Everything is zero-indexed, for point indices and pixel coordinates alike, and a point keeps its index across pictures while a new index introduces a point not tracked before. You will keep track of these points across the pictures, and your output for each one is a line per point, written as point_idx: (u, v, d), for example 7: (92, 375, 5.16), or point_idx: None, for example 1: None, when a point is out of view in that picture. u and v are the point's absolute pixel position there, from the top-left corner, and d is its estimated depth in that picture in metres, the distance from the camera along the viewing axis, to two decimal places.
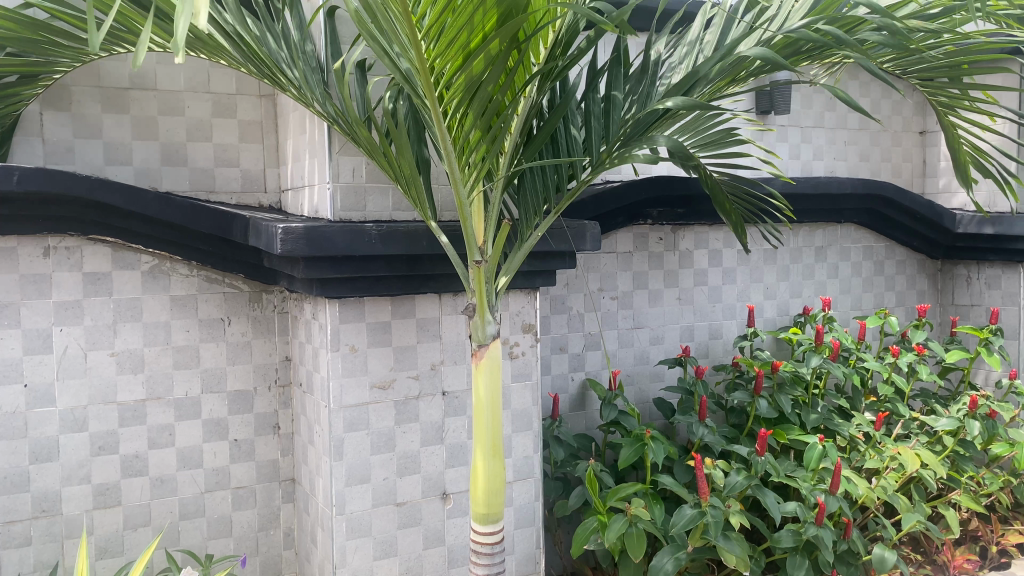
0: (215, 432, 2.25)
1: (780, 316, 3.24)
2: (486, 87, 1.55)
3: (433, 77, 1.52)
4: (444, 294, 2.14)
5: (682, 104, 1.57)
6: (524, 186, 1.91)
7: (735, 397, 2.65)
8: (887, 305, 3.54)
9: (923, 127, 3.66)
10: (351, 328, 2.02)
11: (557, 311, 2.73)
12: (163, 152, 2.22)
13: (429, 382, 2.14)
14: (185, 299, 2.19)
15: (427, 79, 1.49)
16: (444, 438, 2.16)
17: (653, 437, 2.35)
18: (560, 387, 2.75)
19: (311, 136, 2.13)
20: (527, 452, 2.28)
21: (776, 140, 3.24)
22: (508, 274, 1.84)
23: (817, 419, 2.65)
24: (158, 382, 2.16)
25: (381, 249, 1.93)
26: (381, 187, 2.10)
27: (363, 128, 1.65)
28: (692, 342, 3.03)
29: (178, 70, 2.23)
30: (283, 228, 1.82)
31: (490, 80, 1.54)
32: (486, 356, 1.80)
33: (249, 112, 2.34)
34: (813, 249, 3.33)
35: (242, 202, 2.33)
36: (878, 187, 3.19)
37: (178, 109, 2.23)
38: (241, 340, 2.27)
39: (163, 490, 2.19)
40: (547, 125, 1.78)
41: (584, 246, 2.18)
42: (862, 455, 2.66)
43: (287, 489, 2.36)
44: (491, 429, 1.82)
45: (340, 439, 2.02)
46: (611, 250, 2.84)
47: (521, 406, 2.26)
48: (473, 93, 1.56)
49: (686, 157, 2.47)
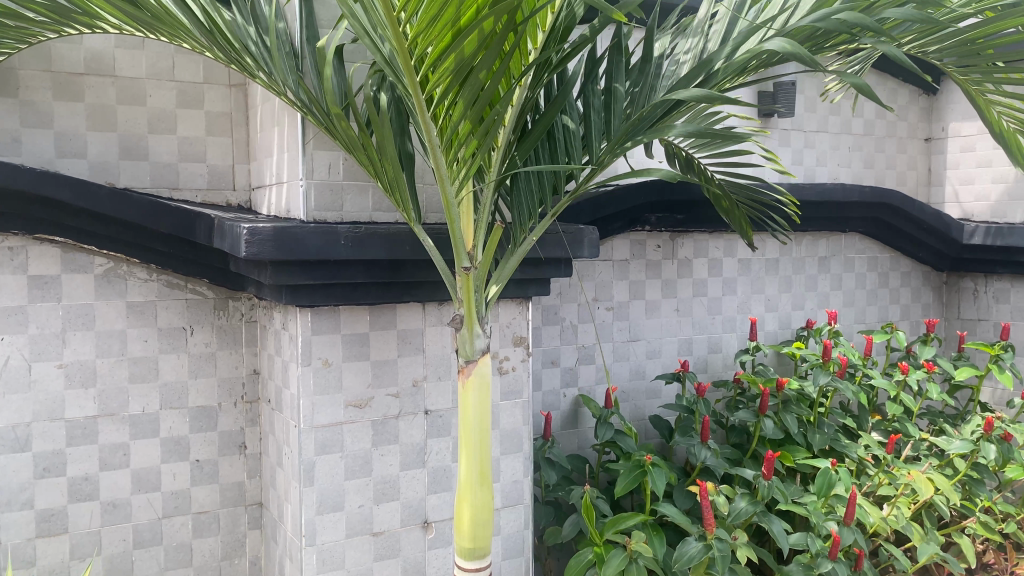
0: (174, 452, 2.05)
1: (782, 329, 3.08)
2: (478, 73, 1.39)
3: (417, 56, 1.35)
4: (428, 304, 1.96)
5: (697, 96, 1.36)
6: (518, 187, 1.70)
7: (740, 416, 2.46)
8: (890, 319, 3.39)
9: (928, 133, 3.52)
10: (323, 340, 1.83)
11: (549, 322, 2.54)
12: (121, 144, 2.02)
13: (410, 401, 1.95)
14: (143, 306, 1.99)
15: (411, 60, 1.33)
16: (426, 461, 1.98)
17: (652, 462, 2.16)
18: (552, 403, 2.56)
19: (284, 127, 1.95)
20: (516, 476, 2.09)
21: (778, 144, 3.08)
22: (499, 282, 1.66)
23: (824, 440, 2.48)
24: (111, 398, 1.96)
25: (359, 254, 1.74)
26: (359, 185, 1.92)
27: (339, 118, 1.48)
28: (691, 356, 2.86)
29: (139, 55, 2.04)
30: (249, 229, 1.63)
31: (483, 65, 1.37)
32: (473, 373, 1.63)
33: (217, 103, 2.15)
34: (816, 259, 3.17)
35: (208, 200, 2.14)
36: (886, 195, 3.03)
37: (139, 98, 2.04)
38: (205, 351, 2.08)
39: (115, 516, 1.98)
40: (545, 120, 1.59)
41: (581, 252, 2.01)
42: (871, 479, 2.50)
43: (254, 514, 2.16)
44: (479, 457, 1.64)
45: (310, 462, 1.83)
46: (607, 257, 2.66)
47: (511, 426, 2.08)
48: (463, 79, 1.40)
49: (687, 157, 2.31)
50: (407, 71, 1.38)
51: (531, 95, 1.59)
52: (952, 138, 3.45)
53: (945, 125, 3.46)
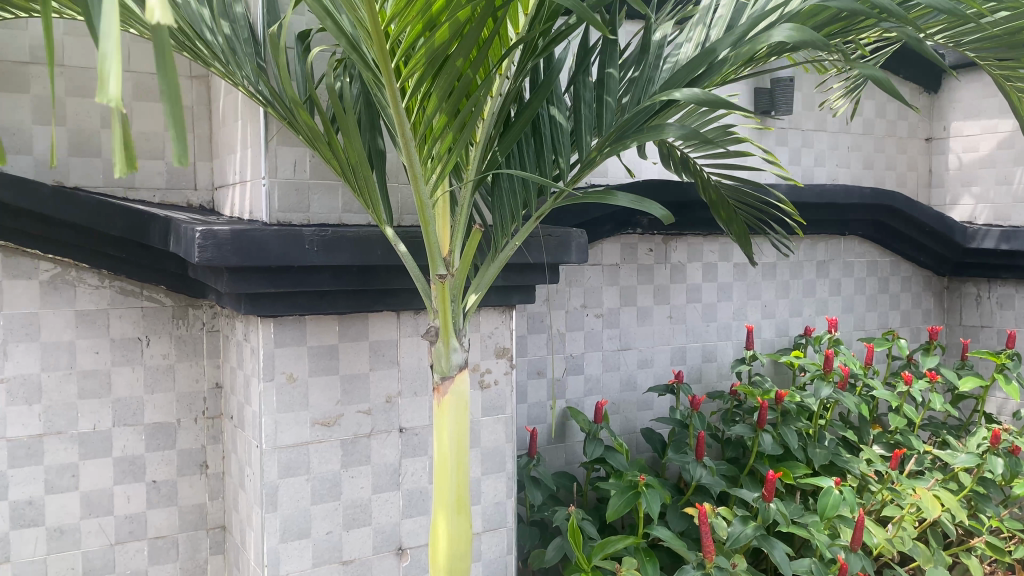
0: (128, 473, 1.89)
1: (779, 336, 2.94)
2: (454, 61, 1.26)
3: (388, 42, 1.22)
4: (403, 313, 1.82)
5: (694, 98, 1.24)
6: (500, 186, 1.55)
7: (735, 430, 2.32)
8: (890, 326, 3.26)
9: (929, 133, 3.40)
10: (287, 354, 1.69)
11: (534, 330, 2.40)
12: (71, 140, 1.86)
13: (383, 418, 1.80)
14: (94, 315, 1.84)
15: (382, 47, 1.20)
16: (400, 483, 1.83)
17: (646, 482, 2.01)
18: (537, 417, 2.42)
19: (246, 121, 1.80)
20: (498, 498, 1.95)
21: (775, 142, 2.95)
22: (478, 291, 1.52)
23: (825, 456, 2.34)
24: (58, 415, 1.80)
25: (325, 260, 1.59)
26: (327, 184, 1.77)
27: (302, 111, 1.35)
28: (684, 366, 2.72)
29: (91, 44, 1.88)
30: (202, 232, 1.48)
31: (460, 52, 1.24)
32: (449, 391, 1.49)
33: (177, 95, 1.98)
34: (815, 264, 3.04)
35: (167, 200, 1.98)
36: (887, 196, 2.91)
37: (90, 90, 1.88)
38: (162, 364, 1.92)
39: (63, 543, 1.83)
40: (528, 112, 1.44)
41: (568, 257, 1.86)
42: (874, 497, 2.37)
43: (217, 538, 2.01)
44: (455, 483, 1.51)
45: (273, 486, 1.69)
46: (597, 261, 2.52)
47: (493, 444, 1.94)
48: (438, 66, 1.26)
49: (682, 158, 2.11)
50: (378, 58, 1.24)
51: (514, 85, 1.45)
52: (954, 137, 3.33)
53: (947, 125, 3.34)
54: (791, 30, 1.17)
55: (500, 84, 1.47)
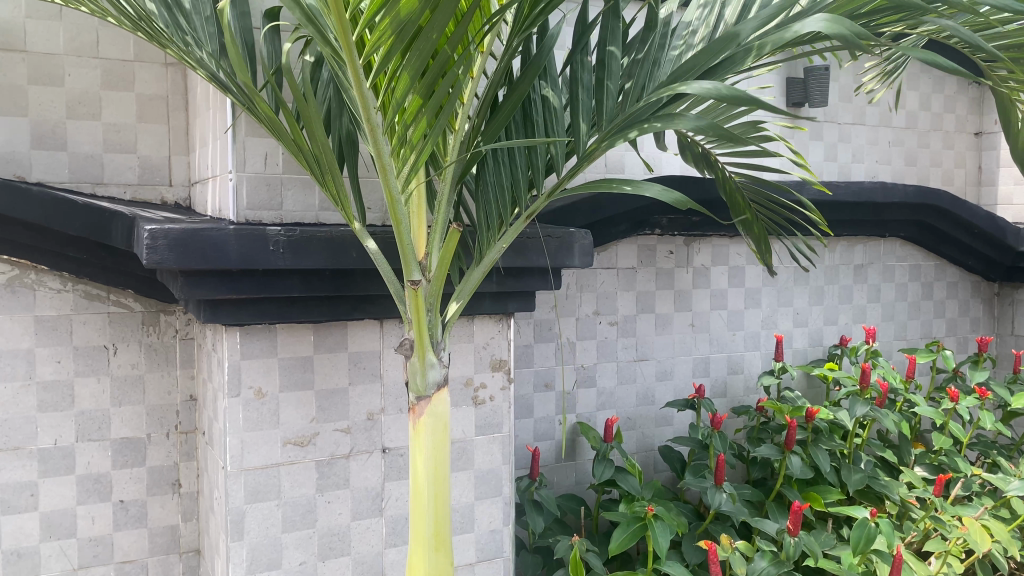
0: (93, 492, 1.75)
1: (812, 347, 2.72)
2: (429, 35, 1.06)
3: (349, 10, 1.02)
4: (386, 322, 1.65)
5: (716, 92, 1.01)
6: (485, 180, 1.37)
7: (761, 451, 2.11)
8: (935, 335, 3.02)
9: (979, 127, 3.14)
10: (255, 366, 1.53)
11: (541, 339, 2.22)
12: (33, 132, 1.71)
13: (364, 437, 1.64)
14: (55, 322, 1.70)
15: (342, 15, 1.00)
16: (383, 509, 1.66)
17: (655, 513, 1.83)
18: (544, 433, 2.24)
19: (217, 112, 1.65)
20: (493, 524, 1.77)
21: (809, 136, 2.73)
22: (459, 300, 1.34)
23: (860, 480, 2.13)
24: (15, 429, 1.67)
25: (292, 263, 1.43)
26: (302, 180, 1.61)
27: (256, 95, 1.16)
28: (707, 378, 2.52)
29: (56, 28, 1.73)
30: (150, 230, 1.32)
31: (434, 25, 1.04)
32: (426, 412, 1.32)
33: (150, 83, 1.84)
34: (852, 268, 2.82)
35: (138, 197, 1.84)
36: (931, 195, 2.68)
37: (55, 78, 1.73)
38: (131, 374, 1.78)
39: (20, 567, 1.69)
40: (517, 96, 1.25)
41: (570, 261, 1.68)
42: (915, 527, 2.14)
43: (190, 562, 1.86)
44: (433, 517, 1.33)
45: (239, 512, 1.53)
46: (611, 265, 2.33)
47: (488, 466, 1.75)
48: (410, 41, 1.06)
49: (702, 151, 1.86)
50: (337, 30, 1.05)
51: (501, 63, 1.25)
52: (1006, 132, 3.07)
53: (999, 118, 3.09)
54: (826, 21, 0.95)
55: (484, 64, 1.27)
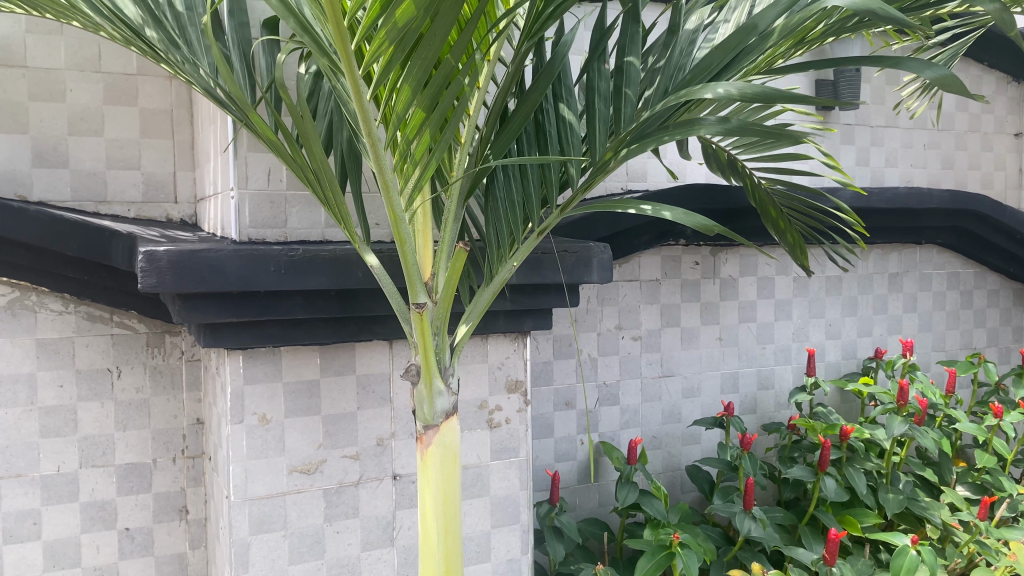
0: (98, 520, 1.69)
1: (845, 359, 2.61)
2: (432, 44, 0.97)
3: (347, 18, 0.94)
4: (396, 343, 1.58)
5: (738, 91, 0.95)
6: (495, 194, 1.29)
7: (793, 473, 2.01)
8: (975, 345, 2.89)
9: (1019, 128, 3.01)
10: (259, 392, 1.46)
11: (561, 355, 2.14)
12: (34, 150, 1.67)
13: (374, 463, 1.57)
14: (57, 344, 1.65)
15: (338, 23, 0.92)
16: (394, 538, 1.58)
17: (682, 541, 1.74)
18: (566, 453, 2.16)
19: (220, 126, 1.59)
20: (511, 553, 1.68)
21: (840, 140, 2.63)
22: (469, 321, 1.26)
23: (899, 503, 2.02)
24: (17, 456, 1.62)
25: (296, 283, 1.37)
26: (308, 197, 1.55)
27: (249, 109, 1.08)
28: (736, 395, 2.42)
29: (57, 43, 1.69)
30: (144, 253, 1.26)
31: (438, 32, 0.96)
32: (434, 442, 1.24)
33: (154, 98, 1.79)
34: (887, 277, 2.70)
35: (143, 214, 1.79)
36: (969, 200, 2.56)
37: (56, 93, 1.69)
38: (136, 398, 1.72)
39: None
40: (528, 104, 1.16)
41: (589, 277, 1.60)
42: (958, 551, 2.03)
43: None
44: (442, 554, 1.26)
45: (244, 544, 1.46)
46: (633, 277, 2.24)
47: (505, 492, 1.67)
48: (411, 51, 0.98)
49: (729, 159, 1.77)
50: (334, 39, 0.97)
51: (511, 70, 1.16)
52: None
53: None
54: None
55: (493, 72, 1.19)
